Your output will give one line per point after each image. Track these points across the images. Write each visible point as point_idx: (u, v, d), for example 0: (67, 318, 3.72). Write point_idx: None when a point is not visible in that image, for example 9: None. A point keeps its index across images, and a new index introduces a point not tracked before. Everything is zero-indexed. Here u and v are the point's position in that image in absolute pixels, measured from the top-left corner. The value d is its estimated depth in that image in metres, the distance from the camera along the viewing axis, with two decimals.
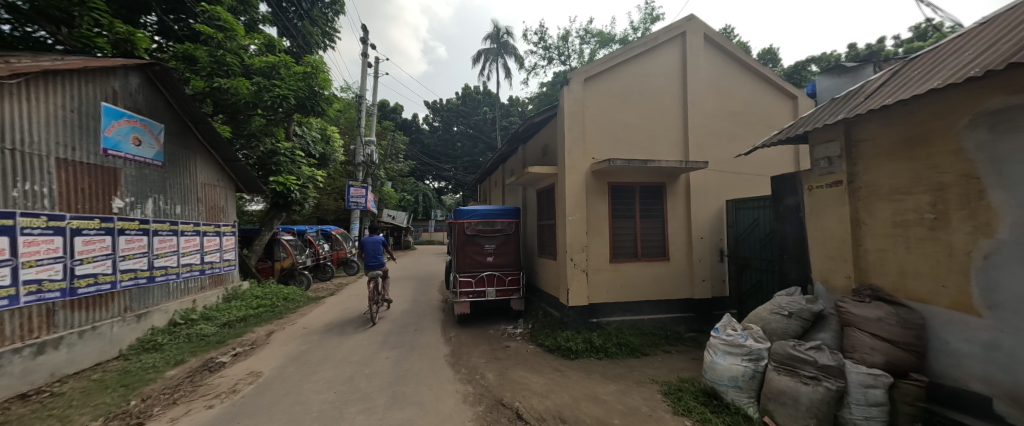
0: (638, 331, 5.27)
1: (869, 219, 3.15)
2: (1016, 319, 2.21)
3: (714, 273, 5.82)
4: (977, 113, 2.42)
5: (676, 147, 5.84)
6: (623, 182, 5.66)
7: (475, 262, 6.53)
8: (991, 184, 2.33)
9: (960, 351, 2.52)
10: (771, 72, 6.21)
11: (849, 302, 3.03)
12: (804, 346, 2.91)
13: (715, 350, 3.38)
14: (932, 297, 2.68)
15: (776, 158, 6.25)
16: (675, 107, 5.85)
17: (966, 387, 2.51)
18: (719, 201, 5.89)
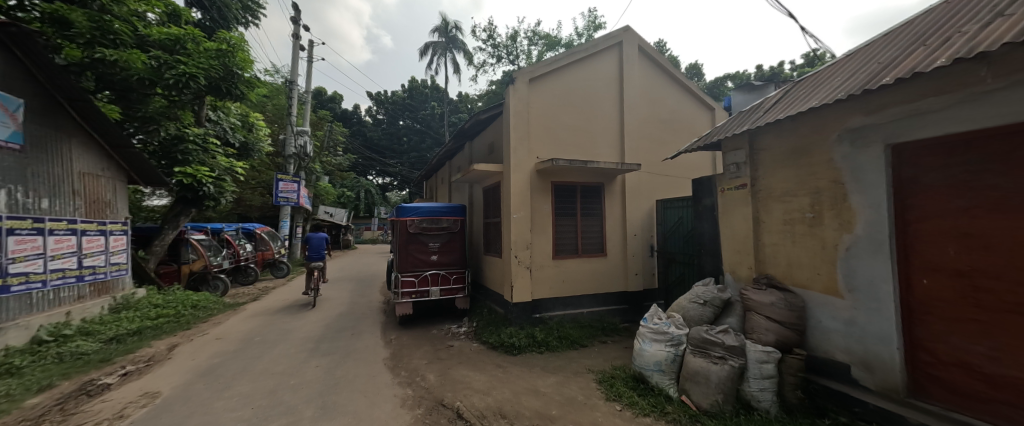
0: (578, 324, 5.52)
1: (767, 217, 3.65)
2: (869, 298, 2.81)
3: (645, 267, 6.31)
4: (844, 130, 2.98)
5: (613, 149, 6.21)
6: (566, 181, 5.88)
7: (418, 261, 6.31)
8: (853, 189, 2.91)
9: (829, 328, 3.08)
10: (695, 85, 6.92)
11: (750, 290, 3.49)
12: (714, 330, 3.28)
13: (642, 338, 3.66)
14: (811, 282, 3.22)
15: (697, 163, 6.96)
16: (613, 112, 6.22)
17: (833, 357, 3.06)
18: (650, 200, 6.40)
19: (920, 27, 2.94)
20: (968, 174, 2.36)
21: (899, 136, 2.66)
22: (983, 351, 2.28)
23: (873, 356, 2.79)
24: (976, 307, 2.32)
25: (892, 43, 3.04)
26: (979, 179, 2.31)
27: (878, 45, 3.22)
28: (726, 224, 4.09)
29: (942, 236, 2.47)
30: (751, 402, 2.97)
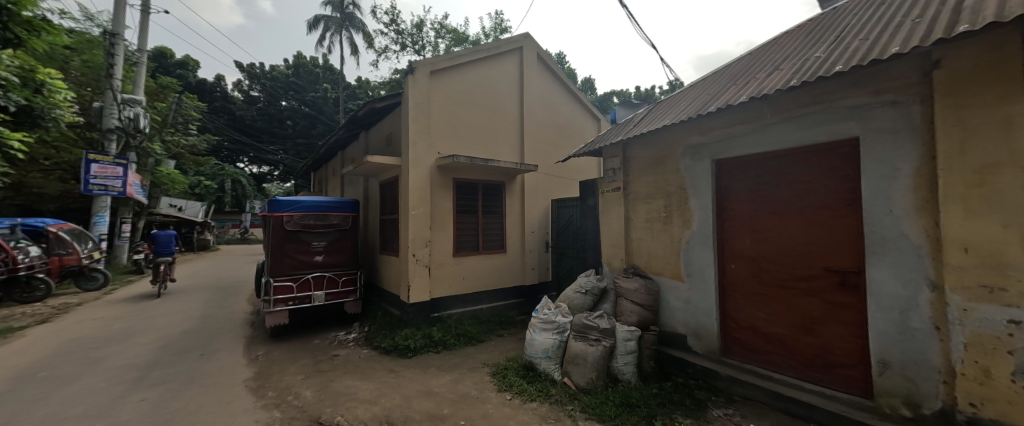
0: (477, 320, 5.59)
1: (634, 215, 4.26)
2: (699, 281, 3.55)
3: (540, 262, 6.75)
4: (686, 146, 3.68)
5: (512, 149, 6.45)
6: (467, 179, 5.88)
7: (298, 263, 5.49)
8: (691, 194, 3.62)
9: (674, 306, 3.77)
10: (584, 96, 7.71)
11: (621, 278, 4.04)
12: (592, 316, 3.70)
13: (532, 329, 3.89)
14: (664, 270, 3.89)
15: (585, 167, 7.77)
16: (513, 114, 6.48)
17: (675, 330, 3.76)
18: (546, 200, 6.87)
19: (733, 71, 3.83)
20: (757, 186, 3.17)
21: (720, 154, 3.40)
22: (763, 316, 3.12)
23: (701, 326, 3.53)
24: (760, 284, 3.14)
25: (717, 80, 3.89)
26: (763, 189, 3.13)
27: (709, 80, 4.08)
28: (604, 221, 4.64)
29: (742, 231, 3.28)
30: (618, 375, 3.45)
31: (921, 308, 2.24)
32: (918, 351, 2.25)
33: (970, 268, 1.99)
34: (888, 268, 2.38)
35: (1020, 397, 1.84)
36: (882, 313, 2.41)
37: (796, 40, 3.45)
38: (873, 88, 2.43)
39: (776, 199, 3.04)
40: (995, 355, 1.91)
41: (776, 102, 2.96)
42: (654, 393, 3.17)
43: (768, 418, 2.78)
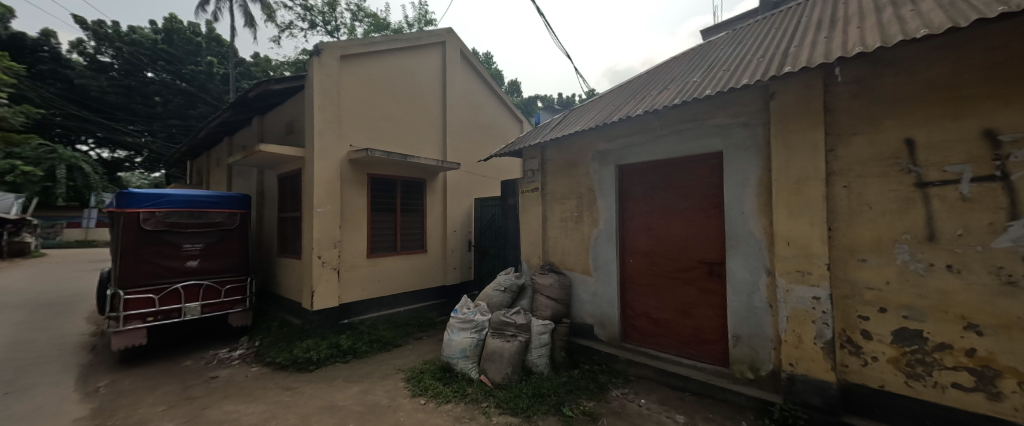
0: (392, 324, 5.29)
1: (551, 215, 4.49)
2: (605, 275, 3.90)
3: (463, 261, 6.69)
4: (595, 151, 4.01)
5: (434, 146, 6.26)
6: (384, 175, 5.53)
7: (162, 269, 4.50)
8: (599, 196, 3.96)
9: (584, 299, 4.09)
10: (507, 97, 7.89)
11: (537, 275, 4.22)
12: (510, 312, 3.79)
13: (451, 329, 3.82)
14: (575, 265, 4.18)
15: (508, 167, 7.94)
16: (435, 110, 6.30)
17: (585, 320, 4.07)
18: (469, 199, 6.84)
19: (634, 87, 4.29)
20: (651, 190, 3.61)
21: (623, 160, 3.78)
22: (654, 304, 3.56)
23: (606, 316, 3.89)
24: (651, 275, 3.58)
25: (621, 94, 4.32)
26: (655, 193, 3.56)
27: (615, 93, 4.51)
28: (523, 220, 4.78)
29: (639, 229, 3.69)
30: (532, 368, 3.59)
31: (761, 291, 2.80)
32: (759, 325, 2.81)
33: (792, 258, 2.55)
34: (741, 259, 2.92)
35: (818, 354, 2.43)
36: (736, 296, 2.94)
37: (682, 65, 4.02)
38: (733, 111, 2.96)
39: (664, 202, 3.50)
40: (805, 324, 2.49)
41: (665, 117, 3.41)
42: (564, 381, 3.38)
43: (655, 393, 3.18)
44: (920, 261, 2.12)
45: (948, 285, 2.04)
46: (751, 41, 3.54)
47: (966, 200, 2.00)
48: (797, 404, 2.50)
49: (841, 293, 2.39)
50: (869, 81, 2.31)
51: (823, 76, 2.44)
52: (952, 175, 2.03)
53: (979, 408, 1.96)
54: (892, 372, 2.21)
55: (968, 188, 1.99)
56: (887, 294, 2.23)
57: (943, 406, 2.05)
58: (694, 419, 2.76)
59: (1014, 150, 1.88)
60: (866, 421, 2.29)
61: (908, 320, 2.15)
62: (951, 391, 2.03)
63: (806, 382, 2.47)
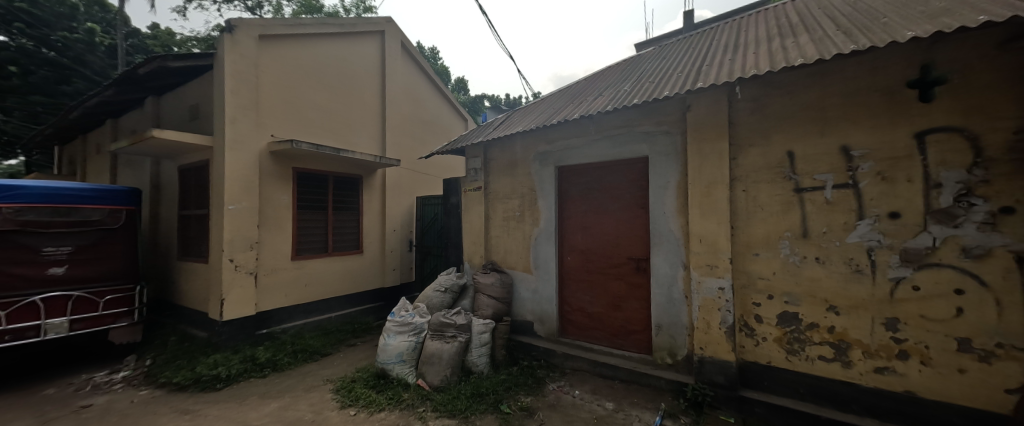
0: (321, 331, 4.88)
1: (493, 214, 4.50)
2: (544, 273, 4.01)
3: (404, 262, 6.42)
4: (536, 152, 4.10)
5: (372, 141, 5.92)
6: (313, 170, 5.08)
7: (12, 279, 3.58)
8: (539, 196, 4.07)
9: (524, 297, 4.17)
10: (451, 94, 7.76)
11: (479, 274, 4.21)
12: (450, 312, 3.72)
13: (386, 332, 3.63)
14: (517, 264, 4.24)
15: (452, 166, 7.82)
16: (373, 103, 5.96)
17: (525, 318, 4.16)
18: (410, 197, 6.58)
19: (573, 92, 4.48)
20: (587, 191, 3.79)
21: (561, 161, 3.92)
22: (589, 299, 3.75)
23: (545, 313, 4.01)
24: (586, 272, 3.77)
25: (561, 98, 4.49)
26: (590, 194, 3.76)
27: (556, 97, 4.67)
28: (466, 219, 4.72)
29: (575, 228, 3.86)
30: (472, 368, 3.56)
31: (679, 283, 3.10)
32: (677, 315, 3.11)
33: (703, 253, 2.86)
34: (663, 256, 3.20)
35: (722, 338, 2.76)
36: (659, 289, 3.22)
37: (615, 75, 4.30)
38: (658, 120, 3.23)
39: (598, 202, 3.70)
40: (712, 312, 2.81)
41: (599, 122, 3.61)
42: (503, 379, 3.41)
43: (588, 383, 3.36)
44: (797, 254, 2.52)
45: (816, 274, 2.45)
46: (673, 58, 3.91)
47: (830, 203, 2.42)
48: (706, 383, 2.82)
49: (741, 283, 2.74)
50: (762, 100, 2.68)
51: (729, 94, 2.78)
52: (820, 182, 2.45)
53: (836, 374, 2.38)
54: (776, 349, 2.59)
55: (831, 193, 2.41)
56: (774, 283, 2.60)
57: (812, 375, 2.46)
58: (621, 404, 2.96)
59: (861, 163, 2.32)
60: (757, 393, 2.65)
61: (788, 305, 2.55)
62: (817, 362, 2.44)
63: (713, 363, 2.79)
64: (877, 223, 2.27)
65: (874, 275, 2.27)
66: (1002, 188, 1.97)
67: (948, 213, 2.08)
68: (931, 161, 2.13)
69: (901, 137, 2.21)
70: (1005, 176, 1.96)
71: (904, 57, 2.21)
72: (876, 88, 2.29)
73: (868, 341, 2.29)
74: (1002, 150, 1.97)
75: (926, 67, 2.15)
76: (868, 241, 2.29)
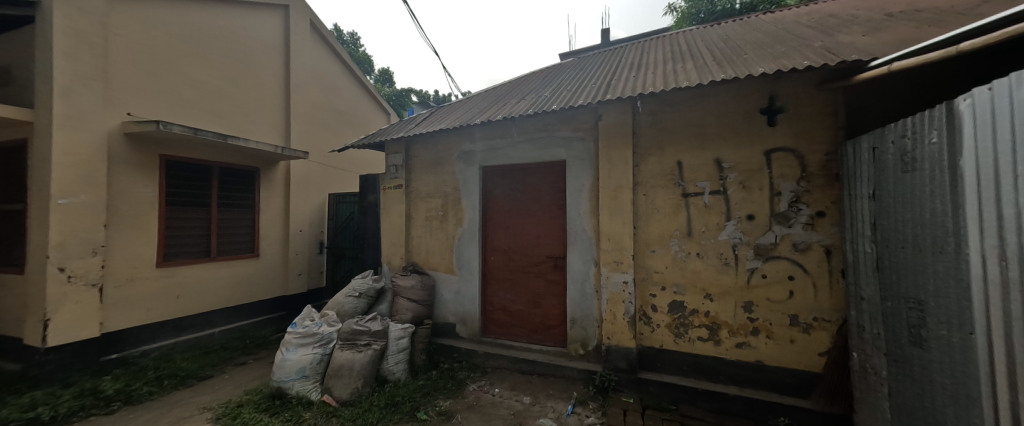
0: (200, 350, 4.10)
1: (415, 213, 4.30)
2: (467, 273, 3.97)
3: (312, 265, 5.76)
4: (460, 151, 4.04)
5: (273, 129, 5.21)
6: (192, 159, 4.25)
7: None
8: (463, 195, 4.01)
9: (446, 298, 4.07)
10: (371, 84, 7.25)
11: (398, 276, 3.97)
12: (364, 319, 3.44)
13: (286, 346, 3.20)
14: (439, 265, 4.12)
15: (371, 161, 7.29)
16: (275, 86, 5.25)
17: (447, 319, 4.06)
18: (321, 194, 5.94)
19: (498, 94, 4.54)
20: (509, 191, 3.87)
21: (485, 161, 3.92)
22: (510, 297, 3.82)
23: (467, 313, 3.96)
24: (508, 271, 3.84)
25: (486, 99, 4.51)
26: (513, 194, 3.84)
27: (481, 97, 4.68)
28: (385, 219, 4.42)
29: (498, 228, 3.90)
30: (387, 376, 3.34)
31: (591, 279, 3.35)
32: (589, 308, 3.35)
33: (610, 250, 3.13)
34: (577, 253, 3.42)
35: (625, 327, 3.05)
36: (573, 285, 3.44)
37: (538, 81, 4.47)
38: (574, 126, 3.45)
39: (520, 203, 3.80)
40: (618, 304, 3.09)
41: (521, 125, 3.71)
42: (422, 385, 3.28)
43: (507, 380, 3.41)
44: (684, 250, 2.92)
45: (698, 267, 2.87)
46: (588, 70, 4.23)
47: (707, 206, 2.85)
48: (612, 369, 3.09)
49: (640, 277, 3.07)
50: (659, 115, 3.04)
51: (633, 107, 3.10)
52: (701, 188, 2.87)
53: (709, 352, 2.82)
54: (667, 333, 2.96)
55: (708, 198, 2.85)
56: (666, 276, 2.97)
57: (693, 354, 2.87)
58: (538, 397, 3.07)
59: (729, 173, 2.79)
60: (652, 374, 2.99)
61: (677, 294, 2.93)
62: (696, 342, 2.86)
63: (617, 350, 3.07)
64: (740, 223, 2.74)
65: (738, 266, 2.74)
66: (819, 196, 2.54)
67: (785, 215, 2.62)
68: (775, 173, 2.66)
69: (756, 153, 2.72)
70: (820, 187, 2.53)
71: (759, 88, 2.72)
72: (740, 112, 2.77)
73: (732, 321, 2.75)
74: (818, 167, 2.55)
75: (773, 98, 2.67)
76: (733, 238, 2.76)
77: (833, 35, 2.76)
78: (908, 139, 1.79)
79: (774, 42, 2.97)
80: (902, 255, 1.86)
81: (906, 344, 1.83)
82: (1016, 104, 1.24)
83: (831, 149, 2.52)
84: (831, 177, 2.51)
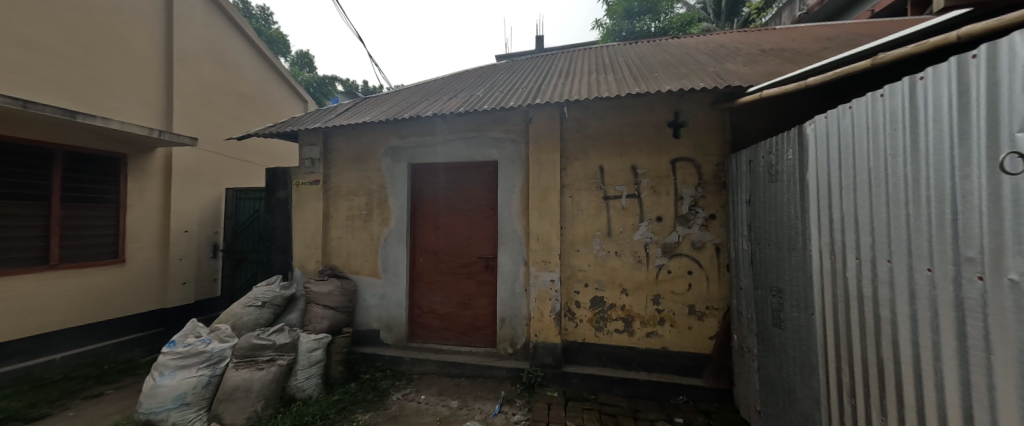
0: (30, 384, 3.19)
1: (334, 212, 3.91)
2: (393, 276, 3.74)
3: (201, 272, 4.91)
4: (387, 147, 3.80)
5: (147, 109, 4.31)
6: (21, 139, 3.30)
7: None
8: (390, 193, 3.77)
9: (370, 304, 3.78)
10: (283, 66, 6.44)
11: (312, 282, 3.57)
12: (268, 332, 3.01)
13: (159, 370, 2.66)
14: (361, 268, 3.81)
15: (282, 152, 6.48)
16: (151, 57, 4.35)
17: (370, 326, 3.77)
18: (216, 188, 5.11)
19: (429, 89, 4.37)
20: (440, 190, 3.75)
21: (415, 158, 3.74)
22: (439, 299, 3.71)
23: (392, 319, 3.73)
24: (438, 273, 3.71)
25: (416, 93, 4.31)
26: (444, 194, 3.73)
27: (411, 91, 4.47)
28: (297, 218, 3.94)
29: (428, 228, 3.75)
30: (295, 394, 2.97)
31: (520, 278, 3.41)
32: (518, 307, 3.41)
33: (539, 250, 3.23)
34: (507, 253, 3.46)
35: (552, 324, 3.16)
36: (503, 285, 3.46)
37: (471, 80, 4.42)
38: (506, 128, 3.48)
39: (451, 202, 3.71)
40: (545, 302, 3.19)
41: (452, 122, 3.62)
42: (338, 400, 2.98)
43: (434, 385, 3.30)
44: (604, 249, 3.13)
45: (616, 264, 3.10)
46: (521, 74, 4.31)
47: (624, 209, 3.10)
48: (538, 365, 3.18)
49: (566, 275, 3.22)
50: (584, 122, 3.23)
51: (561, 113, 3.23)
52: (619, 192, 3.11)
53: (624, 342, 3.07)
54: (589, 327, 3.15)
55: (625, 201, 3.10)
56: (589, 273, 3.16)
57: (611, 345, 3.10)
58: (465, 400, 3.03)
59: (642, 179, 3.07)
60: (574, 366, 3.15)
61: (598, 291, 3.14)
62: (614, 334, 3.09)
63: (544, 346, 3.17)
64: (651, 224, 3.04)
65: (649, 263, 3.04)
66: (712, 201, 2.93)
67: (686, 217, 2.97)
68: (679, 180, 3.00)
69: (664, 161, 3.04)
70: (712, 193, 2.93)
71: (667, 103, 3.05)
72: (651, 124, 3.08)
73: (644, 313, 3.03)
74: (711, 176, 2.95)
75: (677, 113, 3.02)
76: (645, 237, 3.05)
77: (723, 63, 3.23)
78: (772, 155, 2.17)
79: (679, 64, 3.36)
80: (768, 251, 2.24)
81: (770, 325, 2.21)
82: (843, 130, 1.56)
83: (721, 160, 2.93)
84: (720, 185, 2.92)
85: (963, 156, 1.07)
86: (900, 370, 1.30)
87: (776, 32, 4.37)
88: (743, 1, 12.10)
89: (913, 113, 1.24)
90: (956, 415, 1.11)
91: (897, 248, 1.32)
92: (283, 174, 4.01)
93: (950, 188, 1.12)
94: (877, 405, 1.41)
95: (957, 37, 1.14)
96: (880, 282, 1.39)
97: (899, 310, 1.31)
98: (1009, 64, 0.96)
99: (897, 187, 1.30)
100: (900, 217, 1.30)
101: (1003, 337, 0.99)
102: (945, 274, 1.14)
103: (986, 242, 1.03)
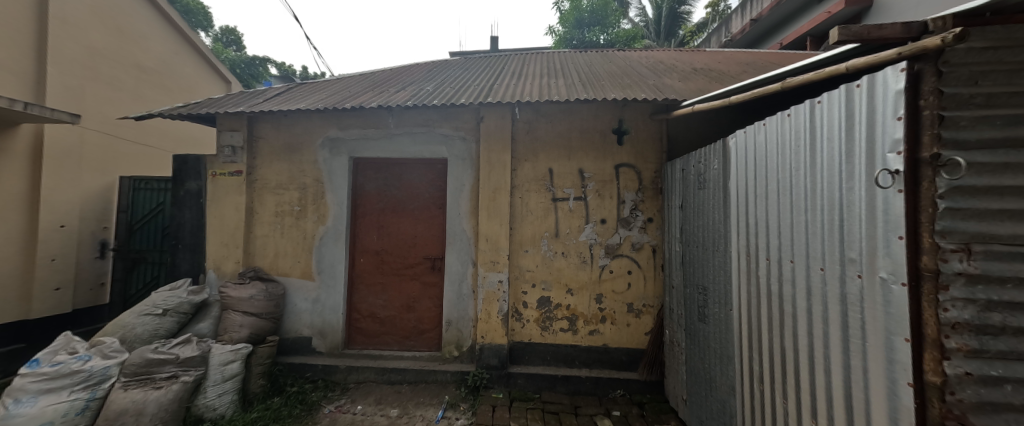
0: None
1: (259, 207, 3.50)
2: (328, 278, 3.45)
3: (81, 276, 4.13)
4: (325, 137, 3.50)
5: (13, 80, 3.52)
6: None
7: None
8: (327, 188, 3.48)
9: (300, 308, 3.44)
10: (200, 40, 5.64)
11: (230, 285, 3.14)
12: (169, 344, 2.58)
13: (14, 397, 2.15)
14: (291, 270, 3.45)
15: (197, 137, 5.66)
16: (20, 16, 3.56)
17: (300, 334, 3.43)
18: (103, 178, 4.33)
19: (374, 79, 4.12)
20: (384, 187, 3.54)
21: (356, 152, 3.49)
22: (381, 302, 3.49)
23: (326, 324, 3.43)
24: (380, 274, 3.50)
25: (360, 83, 4.04)
26: (388, 190, 3.52)
27: (355, 80, 4.18)
28: (212, 214, 3.45)
29: (370, 227, 3.52)
30: (203, 415, 2.60)
31: (468, 279, 3.34)
32: (464, 309, 3.34)
33: (487, 251, 3.18)
34: (455, 253, 3.37)
35: (498, 324, 3.14)
36: (450, 286, 3.37)
37: (420, 74, 4.25)
38: (456, 125, 3.39)
39: (396, 200, 3.52)
40: (492, 302, 3.16)
41: (398, 115, 3.43)
42: (257, 419, 2.65)
43: (373, 394, 3.09)
44: (551, 250, 3.19)
45: (562, 265, 3.18)
46: (472, 71, 4.24)
47: (571, 211, 3.19)
48: (484, 367, 3.13)
49: (514, 276, 3.22)
50: (534, 124, 3.26)
51: (512, 113, 3.23)
52: (567, 194, 3.19)
53: (568, 339, 3.15)
54: (535, 327, 3.19)
55: (572, 203, 3.19)
56: (536, 273, 3.20)
57: (555, 344, 3.16)
58: (406, 408, 2.89)
59: (589, 182, 3.18)
60: (520, 366, 3.16)
61: (544, 291, 3.19)
62: (558, 333, 3.16)
63: (489, 348, 3.14)
64: (595, 226, 3.17)
65: (593, 263, 3.15)
66: (649, 206, 3.14)
67: (627, 220, 3.14)
68: (621, 184, 3.17)
69: (608, 166, 3.18)
70: (651, 198, 3.14)
71: (611, 111, 3.21)
72: (598, 130, 3.21)
73: (587, 311, 3.14)
74: (649, 182, 3.15)
75: (621, 121, 3.18)
76: (589, 239, 3.16)
77: (662, 77, 3.48)
78: (701, 165, 2.37)
79: (623, 75, 3.55)
80: (695, 252, 2.45)
81: (695, 321, 2.42)
82: (758, 145, 1.75)
83: (658, 168, 3.15)
84: (657, 190, 3.14)
85: (850, 170, 1.25)
86: (798, 358, 1.49)
87: (705, 53, 4.84)
88: (678, 24, 13.28)
89: (812, 132, 1.42)
90: (840, 395, 1.29)
91: (798, 250, 1.50)
92: (195, 162, 3.49)
93: (838, 198, 1.30)
94: (779, 389, 1.59)
95: (846, 68, 1.33)
96: (784, 280, 1.57)
97: (799, 304, 1.49)
98: (884, 95, 1.14)
99: (799, 197, 1.49)
100: (801, 223, 1.48)
101: (874, 327, 1.16)
102: (833, 273, 1.32)
103: (864, 244, 1.20)
